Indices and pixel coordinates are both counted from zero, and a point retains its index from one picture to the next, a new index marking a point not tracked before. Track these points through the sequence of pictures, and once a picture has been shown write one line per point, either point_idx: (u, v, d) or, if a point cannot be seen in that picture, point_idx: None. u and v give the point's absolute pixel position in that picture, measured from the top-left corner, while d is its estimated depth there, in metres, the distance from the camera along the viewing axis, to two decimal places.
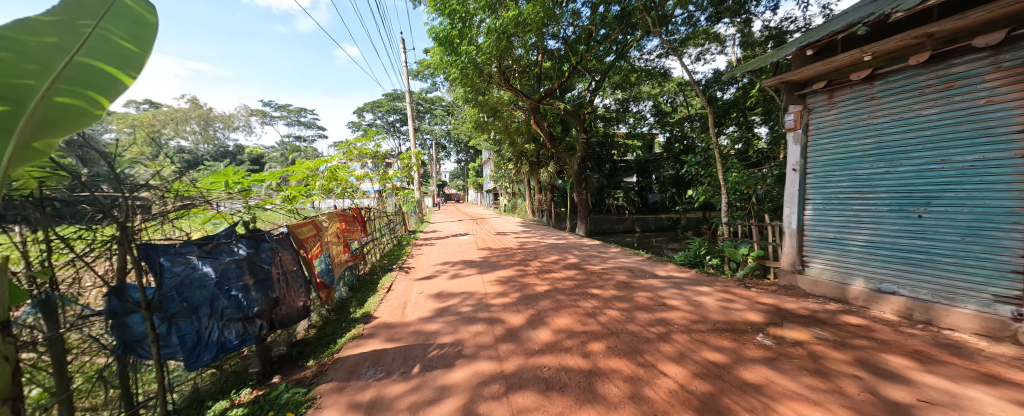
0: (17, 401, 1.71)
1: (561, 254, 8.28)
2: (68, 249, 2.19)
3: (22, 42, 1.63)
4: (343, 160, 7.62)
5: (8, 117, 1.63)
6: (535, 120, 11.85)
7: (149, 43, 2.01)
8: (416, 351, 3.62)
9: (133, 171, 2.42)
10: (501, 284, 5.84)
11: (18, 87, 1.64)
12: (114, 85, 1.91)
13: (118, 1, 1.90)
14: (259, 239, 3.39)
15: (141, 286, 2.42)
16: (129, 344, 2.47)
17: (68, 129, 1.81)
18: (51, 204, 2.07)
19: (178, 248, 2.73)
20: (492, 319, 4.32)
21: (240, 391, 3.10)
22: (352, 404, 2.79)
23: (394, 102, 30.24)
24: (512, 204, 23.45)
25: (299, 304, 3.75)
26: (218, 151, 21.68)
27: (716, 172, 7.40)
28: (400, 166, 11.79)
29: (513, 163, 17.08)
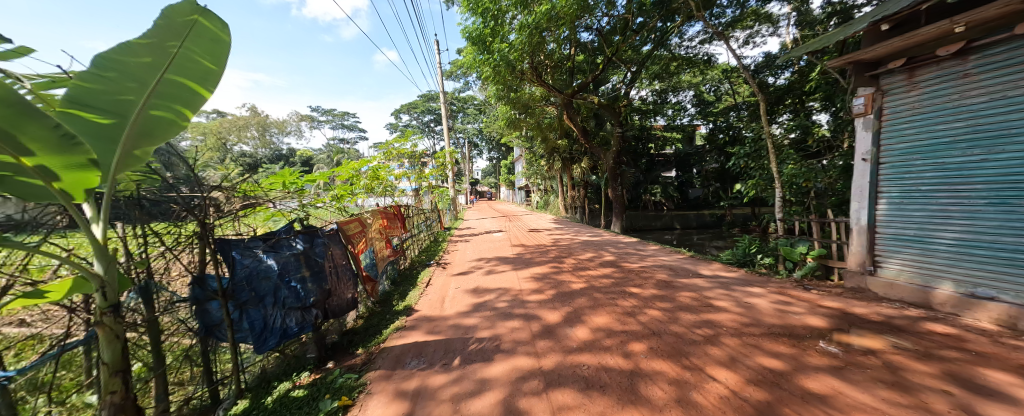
0: (127, 374, 1.99)
1: (597, 252, 8.10)
2: (159, 242, 2.47)
3: (122, 62, 1.85)
4: (382, 160, 7.98)
5: (115, 128, 1.95)
6: (569, 115, 11.65)
7: (223, 59, 2.21)
8: (456, 344, 3.73)
9: (207, 174, 2.83)
10: (536, 281, 5.85)
11: (122, 103, 1.92)
12: (196, 98, 2.16)
13: (198, 22, 1.98)
14: (314, 234, 3.63)
15: (218, 275, 2.73)
16: (208, 328, 2.80)
17: (159, 138, 2.11)
18: (145, 204, 2.40)
19: (247, 243, 3.00)
20: (528, 315, 4.35)
21: (301, 373, 3.38)
22: (398, 392, 2.93)
23: (429, 102, 31.24)
24: (544, 201, 23.27)
25: (348, 295, 4.01)
26: (274, 154, 23.62)
27: (768, 165, 6.86)
28: (434, 165, 12.11)
29: (546, 159, 16.97)
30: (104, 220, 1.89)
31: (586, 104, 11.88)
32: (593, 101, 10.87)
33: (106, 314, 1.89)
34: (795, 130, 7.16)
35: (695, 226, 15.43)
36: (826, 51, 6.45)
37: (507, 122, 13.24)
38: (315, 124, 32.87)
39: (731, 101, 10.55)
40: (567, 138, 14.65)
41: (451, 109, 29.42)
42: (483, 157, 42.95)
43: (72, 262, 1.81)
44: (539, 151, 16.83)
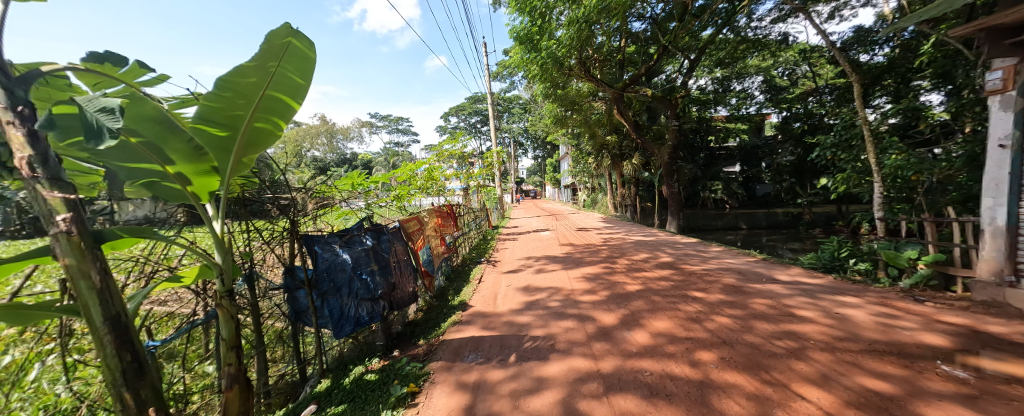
0: (239, 350, 2.30)
1: (652, 252, 7.68)
2: (258, 237, 2.89)
3: (235, 83, 2.14)
4: (435, 161, 8.34)
5: (228, 139, 2.29)
6: (618, 111, 11.17)
7: (310, 73, 2.45)
8: (511, 341, 3.79)
9: (286, 177, 3.21)
10: (589, 281, 5.71)
11: (234, 118, 2.25)
12: (288, 110, 2.45)
13: (292, 44, 2.20)
14: (380, 231, 3.92)
15: (303, 267, 3.05)
16: (298, 313, 3.18)
17: (260, 145, 2.45)
18: (247, 205, 2.85)
19: (327, 238, 3.30)
20: (583, 316, 4.27)
21: (372, 359, 3.65)
22: (459, 383, 3.05)
23: (477, 104, 32.01)
24: (592, 199, 22.57)
25: (409, 289, 4.25)
26: (339, 159, 25.81)
27: (862, 155, 5.96)
28: (481, 164, 12.36)
29: (594, 157, 16.42)
30: (222, 217, 2.21)
31: (638, 97, 11.32)
32: (646, 95, 10.29)
33: (224, 298, 2.21)
34: (898, 114, 6.10)
35: (764, 226, 13.69)
36: (943, 18, 5.41)
37: (555, 120, 13.06)
38: (374, 129, 35.21)
39: (811, 84, 9.33)
40: (619, 134, 14.04)
41: (499, 109, 29.89)
42: (531, 155, 42.79)
43: (197, 252, 2.14)
44: (587, 149, 16.32)
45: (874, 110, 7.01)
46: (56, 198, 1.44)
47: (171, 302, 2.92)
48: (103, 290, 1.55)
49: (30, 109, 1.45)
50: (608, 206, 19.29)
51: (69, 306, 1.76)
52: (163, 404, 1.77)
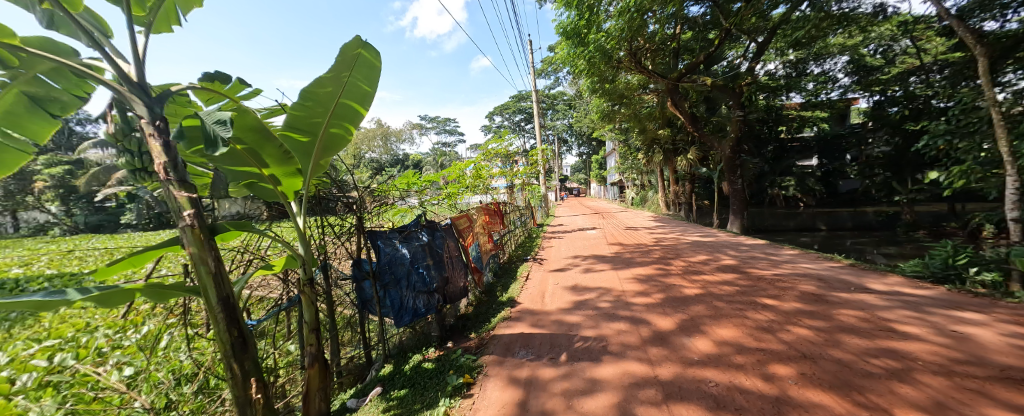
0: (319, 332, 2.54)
1: (711, 254, 7.14)
2: (332, 232, 3.21)
3: (314, 93, 2.36)
4: (482, 160, 8.47)
5: (308, 144, 2.53)
6: (672, 102, 10.49)
7: (375, 81, 2.62)
8: (561, 339, 3.75)
9: (348, 177, 3.54)
10: (641, 283, 5.47)
11: (313, 125, 2.48)
12: (357, 116, 2.65)
13: (360, 55, 2.39)
14: (434, 227, 4.09)
15: (369, 260, 3.29)
16: (365, 302, 3.45)
17: (333, 149, 2.67)
18: (321, 202, 3.16)
19: (388, 234, 3.53)
20: (637, 319, 4.09)
21: (427, 349, 3.83)
22: (511, 378, 3.10)
23: (521, 102, 32.04)
24: (641, 197, 21.53)
25: (460, 284, 4.39)
26: (392, 160, 27.26)
27: (987, 144, 4.98)
28: (526, 162, 12.35)
29: (643, 153, 15.63)
30: (303, 213, 2.46)
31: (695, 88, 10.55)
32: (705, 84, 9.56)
33: (307, 285, 2.45)
34: None
35: (849, 226, 11.85)
36: None
37: (602, 115, 12.62)
38: (424, 131, 36.68)
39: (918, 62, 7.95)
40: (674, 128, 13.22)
41: (543, 107, 29.65)
42: (577, 151, 41.90)
43: (285, 244, 2.40)
44: (638, 145, 15.56)
45: (1004, 88, 5.77)
46: (183, 197, 1.71)
47: (261, 288, 3.33)
48: (217, 275, 1.81)
49: (166, 123, 1.72)
50: (660, 203, 18.26)
51: (193, 286, 2.08)
52: (260, 375, 2.03)
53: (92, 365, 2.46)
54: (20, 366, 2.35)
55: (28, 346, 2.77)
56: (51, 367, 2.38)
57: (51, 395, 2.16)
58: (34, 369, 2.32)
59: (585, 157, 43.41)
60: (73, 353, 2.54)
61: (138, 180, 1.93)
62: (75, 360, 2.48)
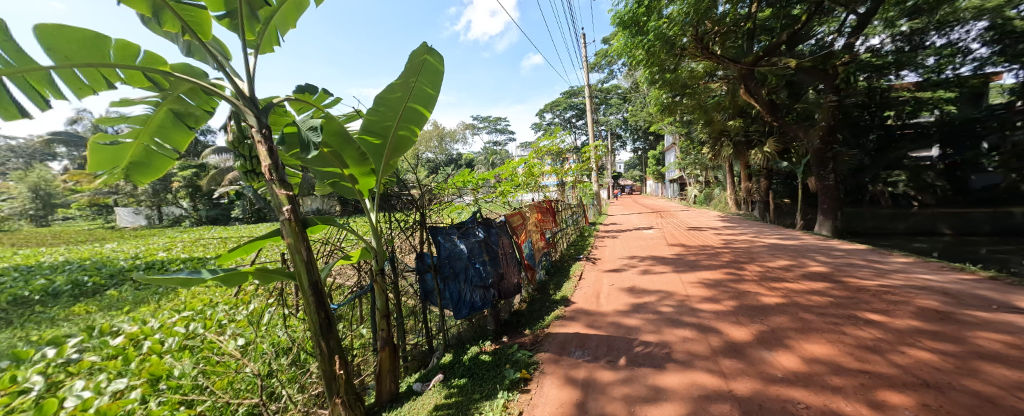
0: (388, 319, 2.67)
1: (793, 259, 6.34)
2: (400, 227, 3.38)
3: (385, 98, 2.50)
4: (534, 157, 8.38)
5: (379, 146, 2.66)
6: (746, 88, 9.47)
7: (439, 85, 2.71)
8: (620, 342, 3.58)
9: (410, 175, 3.70)
10: (708, 287, 5.02)
11: (384, 128, 2.61)
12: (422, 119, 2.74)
13: (426, 61, 2.49)
14: (489, 224, 4.11)
15: (431, 254, 3.41)
16: (427, 293, 3.60)
17: (401, 151, 2.78)
18: (391, 199, 3.35)
19: (448, 230, 3.63)
20: (705, 326, 3.75)
21: (483, 342, 3.89)
22: (568, 378, 3.02)
23: (573, 98, 31.42)
24: (706, 194, 19.94)
25: (514, 280, 4.37)
26: (446, 159, 28.34)
27: None
28: (579, 159, 12.03)
29: (708, 147, 14.44)
30: (375, 209, 2.60)
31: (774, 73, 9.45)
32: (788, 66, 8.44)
33: (377, 275, 2.61)
34: None
35: (986, 231, 9.44)
36: None
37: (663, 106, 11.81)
38: (476, 130, 37.53)
39: None
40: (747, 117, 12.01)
41: (597, 102, 28.79)
42: (633, 146, 40.04)
43: (361, 238, 2.55)
44: (703, 138, 14.40)
45: None
46: (283, 194, 1.87)
47: (338, 275, 3.64)
48: (309, 263, 1.97)
49: (270, 131, 1.92)
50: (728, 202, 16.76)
51: (291, 271, 2.31)
52: (342, 353, 2.22)
53: (214, 334, 3.01)
54: (169, 331, 3.01)
55: (172, 316, 3.47)
56: (188, 334, 3.01)
57: (188, 356, 2.75)
58: (176, 335, 2.95)
59: (642, 152, 41.39)
60: (202, 323, 3.16)
61: (250, 180, 2.19)
62: (204, 329, 3.09)
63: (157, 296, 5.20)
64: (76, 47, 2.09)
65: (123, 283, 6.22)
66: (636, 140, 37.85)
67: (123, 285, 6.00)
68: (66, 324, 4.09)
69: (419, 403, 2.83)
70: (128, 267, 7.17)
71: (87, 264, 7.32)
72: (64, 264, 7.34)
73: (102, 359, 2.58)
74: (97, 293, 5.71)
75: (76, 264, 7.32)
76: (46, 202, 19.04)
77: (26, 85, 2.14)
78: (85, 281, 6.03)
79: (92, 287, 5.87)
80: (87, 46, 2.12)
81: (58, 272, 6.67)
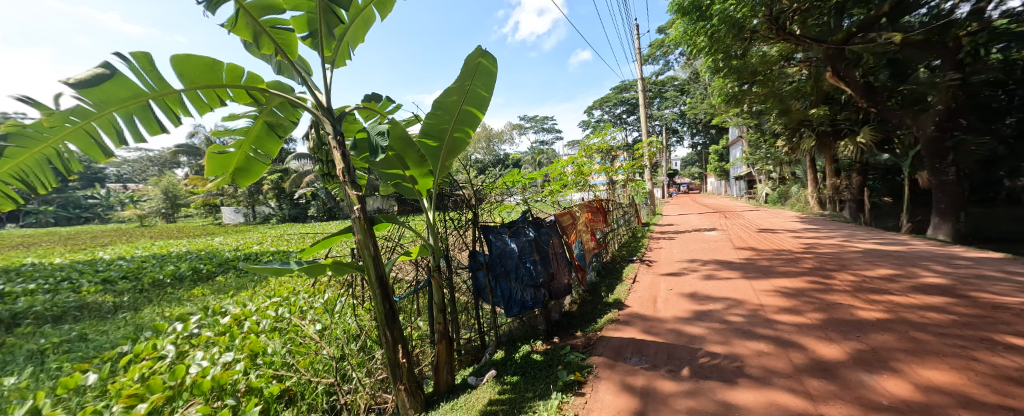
0: (445, 317, 2.67)
1: (896, 268, 5.39)
2: (454, 226, 3.40)
3: (442, 102, 2.47)
4: (584, 154, 8.09)
5: (435, 149, 2.65)
6: (833, 69, 8.47)
7: (494, 86, 2.63)
8: (682, 351, 3.26)
9: (461, 174, 3.70)
10: (786, 297, 4.43)
11: (440, 131, 2.59)
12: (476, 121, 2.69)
13: (482, 63, 2.42)
14: (539, 223, 4.01)
15: (483, 253, 3.36)
16: (479, 291, 3.54)
17: (456, 153, 2.75)
18: (445, 197, 3.38)
19: (499, 229, 3.56)
20: (785, 340, 3.28)
21: (534, 341, 3.77)
22: (624, 384, 2.80)
23: (623, 93, 30.18)
24: (779, 192, 17.95)
25: (565, 281, 4.20)
26: (495, 159, 28.82)
27: None
28: (632, 156, 11.46)
29: (782, 139, 12.99)
30: (432, 207, 2.62)
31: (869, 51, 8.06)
32: (892, 41, 7.23)
33: (435, 271, 2.63)
34: None
35: None
36: None
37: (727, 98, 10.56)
38: (525, 130, 37.70)
39: None
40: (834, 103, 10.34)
41: (651, 96, 27.42)
42: (691, 141, 37.44)
43: (419, 236, 2.57)
44: (776, 129, 12.97)
45: None
46: (354, 195, 1.92)
47: (399, 271, 3.76)
48: (376, 258, 2.01)
49: (345, 137, 1.99)
50: (808, 200, 14.95)
51: (360, 265, 2.39)
52: (404, 344, 2.29)
53: (297, 319, 3.31)
54: (262, 314, 3.37)
55: (264, 301, 3.90)
56: (278, 316, 3.36)
57: (280, 336, 3.07)
58: (268, 317, 3.30)
59: (702, 147, 38.52)
60: (289, 308, 3.48)
61: (325, 183, 2.29)
62: (289, 314, 3.42)
63: (242, 284, 5.84)
64: (197, 72, 2.28)
65: (220, 271, 7.13)
66: (695, 134, 35.36)
67: (216, 274, 6.84)
68: (171, 305, 4.75)
69: (474, 397, 2.79)
70: (224, 258, 8.19)
71: (196, 254, 8.52)
72: (173, 254, 8.59)
73: (215, 335, 3.00)
74: (205, 279, 6.60)
75: (192, 254, 8.55)
76: (170, 202, 22.69)
77: (165, 107, 2.31)
78: (200, 267, 7.00)
79: (202, 273, 6.80)
80: (207, 71, 2.31)
81: (170, 260, 7.81)
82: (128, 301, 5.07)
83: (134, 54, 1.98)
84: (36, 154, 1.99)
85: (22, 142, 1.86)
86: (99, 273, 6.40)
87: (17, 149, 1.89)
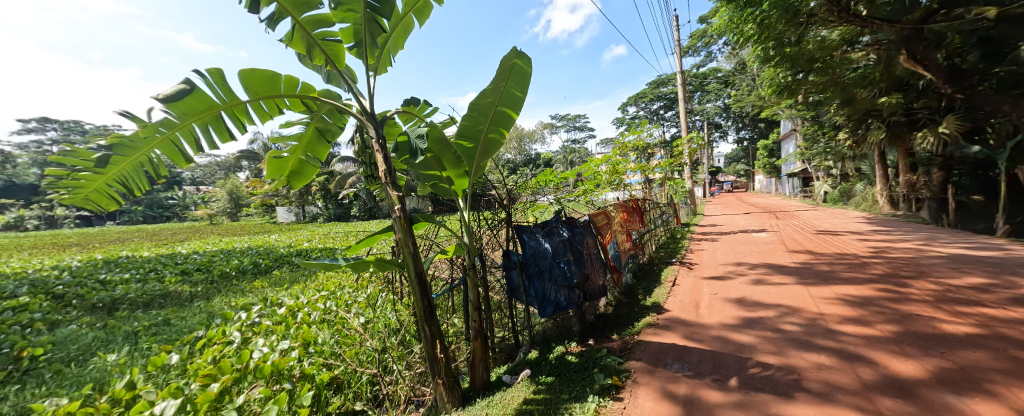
0: (480, 314, 2.73)
1: (984, 277, 4.78)
2: (488, 226, 3.47)
3: (478, 103, 2.53)
4: (619, 152, 7.91)
5: (471, 149, 2.71)
6: (907, 51, 7.67)
7: (528, 87, 2.66)
8: (729, 360, 3.10)
9: (495, 174, 3.76)
10: (849, 305, 4.07)
11: (475, 132, 2.66)
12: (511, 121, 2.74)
13: (516, 64, 2.47)
14: (573, 223, 3.98)
15: (517, 253, 3.40)
16: (512, 290, 3.59)
17: (491, 153, 2.80)
18: (479, 198, 3.45)
19: (533, 229, 3.58)
20: (849, 354, 3.02)
21: (569, 343, 3.75)
22: (666, 392, 2.72)
23: (660, 88, 29.09)
24: (840, 190, 16.48)
25: (600, 283, 4.14)
26: (528, 159, 28.89)
27: None
28: (670, 153, 11.03)
29: (842, 133, 11.93)
30: (467, 208, 2.70)
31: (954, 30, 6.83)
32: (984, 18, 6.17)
33: (470, 270, 2.70)
34: None
35: None
36: None
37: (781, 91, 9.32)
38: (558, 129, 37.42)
39: None
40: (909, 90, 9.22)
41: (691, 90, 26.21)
42: (737, 135, 35.36)
43: (454, 235, 2.65)
44: (835, 121, 11.91)
45: None
46: (395, 195, 2.03)
47: (436, 269, 3.89)
48: (415, 256, 2.11)
49: (386, 141, 2.10)
50: (875, 199, 13.61)
51: (401, 262, 2.51)
52: (442, 340, 2.38)
53: (343, 311, 3.54)
54: (313, 306, 3.64)
55: (314, 293, 4.20)
56: (327, 309, 3.61)
57: (330, 327, 3.31)
58: (319, 309, 3.56)
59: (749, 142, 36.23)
60: (336, 302, 3.73)
61: (369, 184, 2.42)
62: (337, 307, 3.66)
63: (292, 278, 6.30)
64: (259, 85, 2.50)
65: (273, 265, 7.73)
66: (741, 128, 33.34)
67: (271, 268, 7.43)
68: (233, 295, 5.23)
69: (509, 395, 2.83)
70: (277, 253, 8.88)
71: (253, 249, 9.30)
72: (234, 249, 9.44)
73: (273, 323, 3.28)
74: (261, 272, 7.19)
75: (252, 249, 9.34)
76: (233, 202, 24.89)
77: (233, 117, 2.55)
78: (259, 261, 7.63)
79: (259, 266, 7.41)
80: (268, 84, 2.53)
81: (231, 254, 8.59)
82: (197, 290, 5.65)
83: (209, 70, 2.21)
84: (133, 162, 2.28)
85: (123, 151, 2.13)
86: (174, 265, 7.17)
87: (119, 158, 2.17)
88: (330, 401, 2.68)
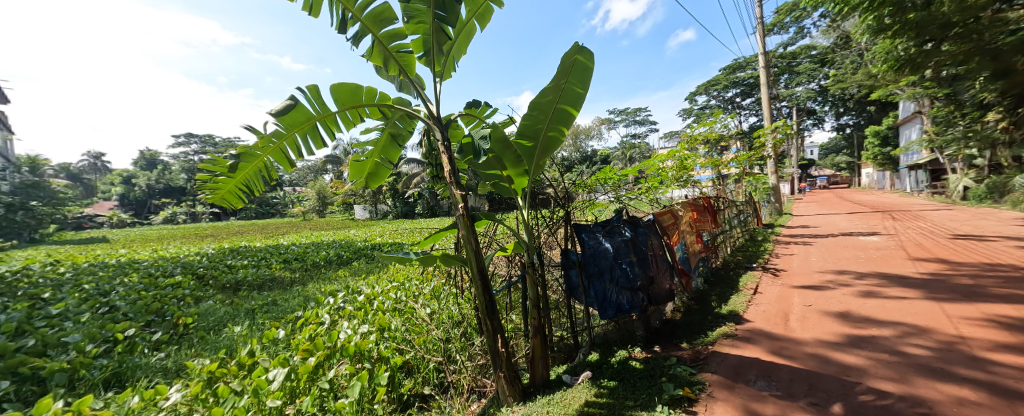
0: (538, 312, 2.80)
1: None
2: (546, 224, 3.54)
3: (538, 102, 2.60)
4: (687, 147, 7.46)
5: (531, 147, 2.80)
6: None
7: (588, 82, 2.67)
8: (829, 382, 2.76)
9: (553, 173, 3.80)
10: (1004, 328, 3.30)
11: (535, 130, 2.74)
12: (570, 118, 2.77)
13: (577, 61, 2.48)
14: (636, 223, 3.88)
15: (575, 252, 3.43)
16: (571, 289, 3.63)
17: (551, 150, 2.86)
18: (538, 195, 3.53)
19: (591, 228, 3.57)
20: (1008, 387, 2.43)
21: (633, 348, 3.66)
22: (748, 410, 2.52)
23: (735, 73, 26.64)
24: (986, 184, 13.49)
25: (666, 286, 3.99)
26: (588, 156, 28.46)
27: None
28: (747, 146, 10.13)
29: None
30: (528, 207, 2.78)
31: None
32: None
33: (529, 266, 2.78)
34: None
35: None
36: None
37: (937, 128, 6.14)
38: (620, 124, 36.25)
39: None
40: None
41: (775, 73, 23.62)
42: (836, 121, 30.89)
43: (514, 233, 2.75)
44: None
45: None
46: (459, 194, 2.17)
47: (496, 266, 4.08)
48: (477, 251, 2.25)
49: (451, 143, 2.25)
50: None
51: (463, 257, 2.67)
52: (502, 334, 2.49)
53: (413, 302, 3.85)
54: (389, 296, 4.01)
55: (388, 284, 4.61)
56: (399, 299, 3.96)
57: (402, 315, 3.63)
58: (391, 299, 3.94)
59: (852, 128, 31.42)
60: (405, 293, 4.08)
61: (436, 183, 2.62)
62: (408, 297, 4.00)
63: (372, 269, 6.96)
64: (346, 98, 2.83)
65: (356, 256, 8.60)
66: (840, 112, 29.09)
67: (354, 258, 8.29)
68: (325, 282, 5.97)
69: (569, 396, 2.86)
70: (359, 245, 9.87)
71: (340, 242, 10.44)
72: (325, 242, 10.70)
73: (354, 309, 3.69)
74: (347, 262, 8.05)
75: (336, 242, 10.47)
76: (320, 199, 27.92)
77: (326, 127, 2.91)
78: (343, 253, 8.53)
79: (344, 257, 8.28)
80: (353, 96, 2.85)
81: (322, 246, 9.74)
82: (297, 276, 6.53)
83: (308, 87, 2.55)
84: (254, 168, 2.73)
85: (247, 158, 2.57)
86: (279, 254, 8.35)
87: (244, 164, 2.61)
88: (402, 382, 2.96)
